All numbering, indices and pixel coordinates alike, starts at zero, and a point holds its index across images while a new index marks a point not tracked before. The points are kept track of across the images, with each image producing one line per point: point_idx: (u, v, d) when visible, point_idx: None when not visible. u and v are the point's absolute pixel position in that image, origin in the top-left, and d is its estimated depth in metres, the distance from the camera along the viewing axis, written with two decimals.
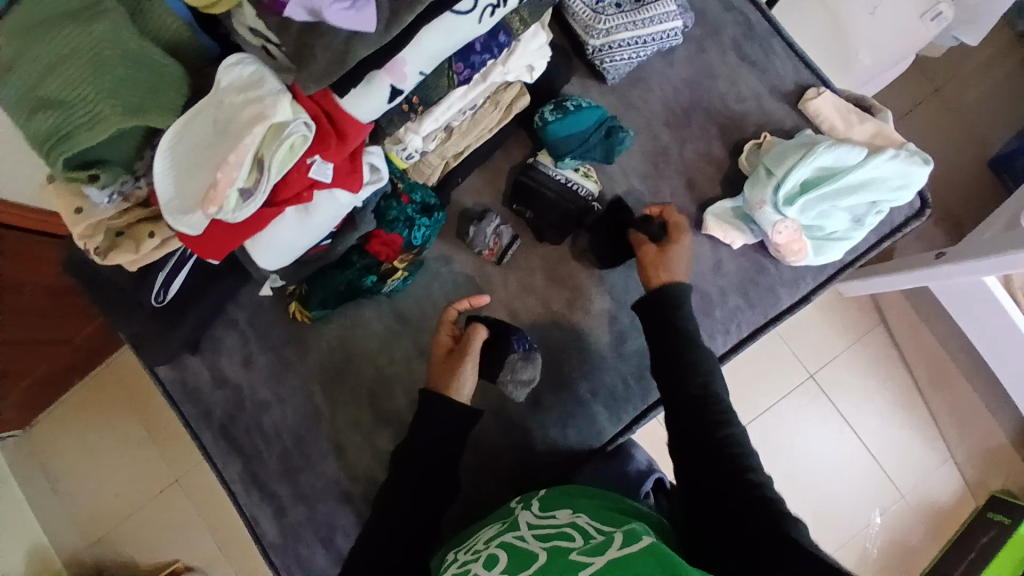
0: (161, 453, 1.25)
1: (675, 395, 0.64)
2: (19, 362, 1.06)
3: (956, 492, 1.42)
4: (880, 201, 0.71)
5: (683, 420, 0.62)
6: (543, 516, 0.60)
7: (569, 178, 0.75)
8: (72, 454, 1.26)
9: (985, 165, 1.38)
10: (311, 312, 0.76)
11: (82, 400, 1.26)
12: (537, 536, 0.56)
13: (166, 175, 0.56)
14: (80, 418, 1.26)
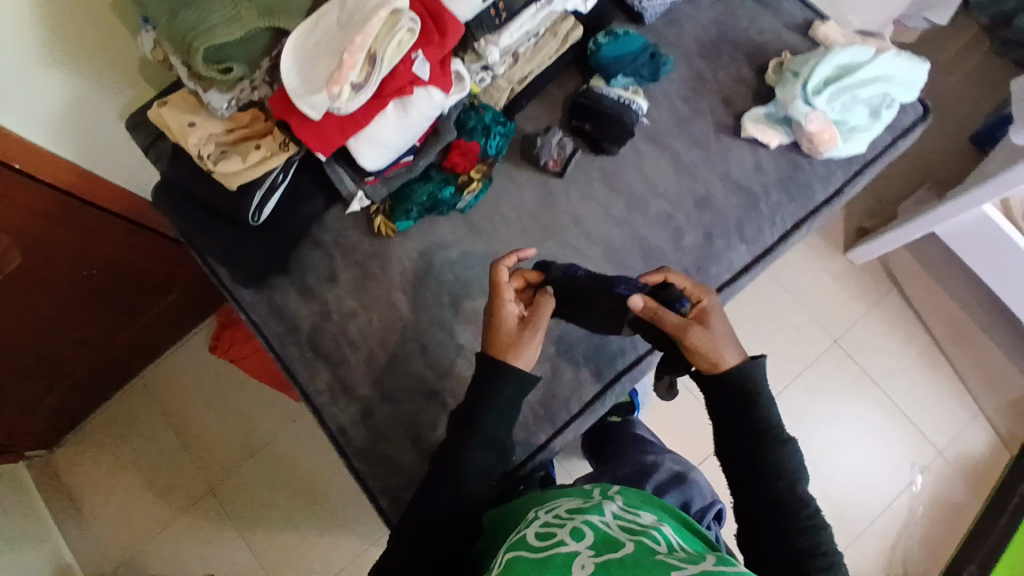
0: (195, 462, 1.40)
1: (740, 448, 0.70)
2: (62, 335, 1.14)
3: (989, 445, 1.40)
4: (891, 93, 0.84)
5: (749, 475, 0.69)
6: (628, 512, 0.67)
7: (620, 95, 0.85)
8: (104, 468, 1.40)
9: (969, 143, 1.48)
10: (396, 224, 0.84)
11: (118, 413, 1.43)
12: (622, 527, 0.63)
13: (293, 62, 0.66)
14: (120, 426, 1.42)
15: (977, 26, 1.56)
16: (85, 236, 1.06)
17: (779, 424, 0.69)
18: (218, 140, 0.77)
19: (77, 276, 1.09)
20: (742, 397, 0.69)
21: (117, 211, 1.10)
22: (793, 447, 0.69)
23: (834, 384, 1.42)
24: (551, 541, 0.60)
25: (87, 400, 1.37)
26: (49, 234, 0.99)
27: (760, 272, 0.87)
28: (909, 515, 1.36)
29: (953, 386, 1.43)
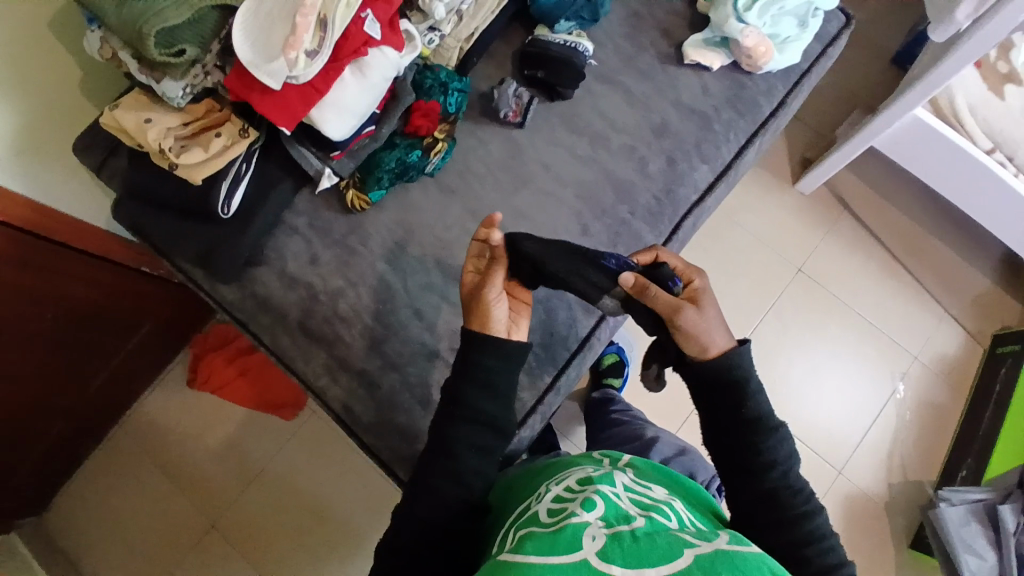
0: (190, 504, 1.34)
1: (730, 441, 0.69)
2: (28, 383, 1.08)
3: (959, 342, 1.44)
4: (814, 2, 0.91)
5: (741, 467, 0.69)
6: (639, 485, 0.67)
7: (565, 39, 0.89)
8: (96, 526, 1.33)
9: (890, 66, 1.57)
10: (369, 195, 0.85)
11: (102, 466, 1.36)
12: (633, 499, 0.62)
13: (245, 35, 0.67)
14: (105, 479, 1.35)
15: None
16: (41, 275, 0.99)
17: (769, 412, 0.69)
18: (176, 134, 0.77)
19: (38, 320, 1.02)
20: (729, 389, 0.68)
21: (72, 244, 1.03)
22: (782, 436, 0.69)
23: (810, 314, 1.44)
24: (563, 514, 0.58)
25: (66, 458, 1.30)
26: (2, 278, 0.91)
27: (725, 188, 0.91)
28: (899, 423, 1.39)
29: (916, 294, 1.46)
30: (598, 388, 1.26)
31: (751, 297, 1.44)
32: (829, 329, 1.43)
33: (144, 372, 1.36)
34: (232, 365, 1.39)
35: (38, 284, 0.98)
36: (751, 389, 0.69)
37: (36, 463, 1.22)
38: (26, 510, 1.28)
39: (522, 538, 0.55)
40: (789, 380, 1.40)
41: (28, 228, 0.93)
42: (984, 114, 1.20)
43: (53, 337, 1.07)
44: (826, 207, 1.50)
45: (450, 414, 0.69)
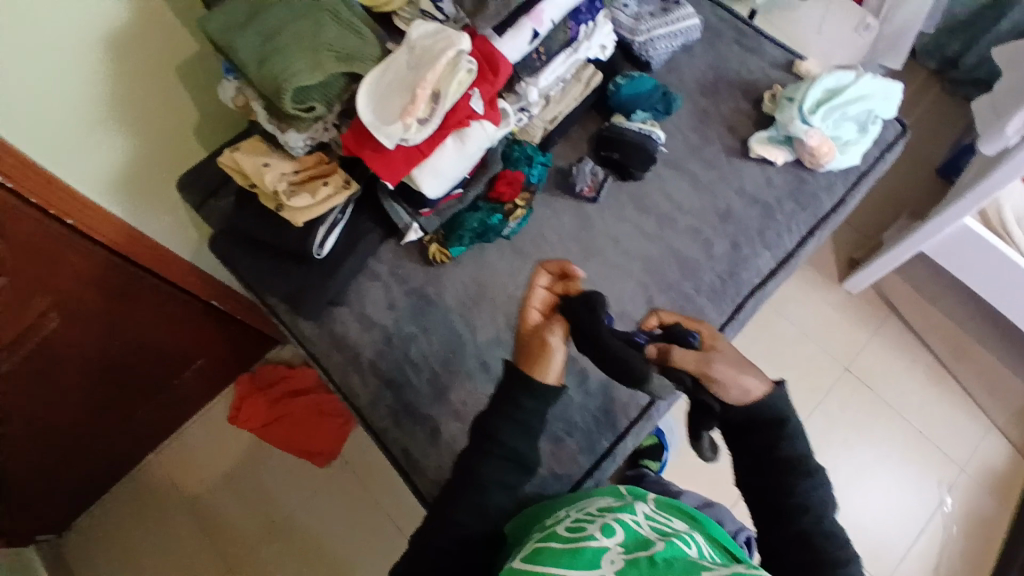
0: (210, 544, 1.32)
1: (761, 481, 0.69)
2: (85, 399, 1.12)
3: (1009, 457, 1.39)
4: (873, 110, 0.99)
5: (771, 507, 0.68)
6: (660, 514, 0.67)
7: (640, 127, 0.97)
8: (109, 560, 1.31)
9: (934, 176, 1.62)
10: (450, 249, 0.91)
11: (127, 497, 1.35)
12: (654, 527, 0.63)
13: (368, 102, 0.76)
14: (130, 513, 1.34)
15: (925, 73, 1.75)
16: (119, 299, 1.05)
17: (806, 455, 0.69)
18: (289, 179, 0.84)
19: (106, 343, 1.07)
20: (763, 427, 0.69)
21: (149, 267, 1.08)
22: (817, 481, 0.67)
23: (853, 413, 1.42)
24: (582, 535, 0.60)
25: (98, 483, 1.31)
26: (68, 290, 0.96)
27: (785, 275, 0.96)
28: (945, 536, 1.33)
29: (962, 401, 1.44)
30: (634, 467, 1.21)
31: (795, 387, 1.43)
32: (874, 431, 1.40)
33: (188, 406, 1.37)
34: (274, 407, 1.40)
35: (108, 304, 1.04)
36: (787, 432, 0.69)
37: (75, 482, 1.24)
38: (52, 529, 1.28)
39: (538, 552, 0.59)
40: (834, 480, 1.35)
41: (115, 250, 1.01)
42: None
43: (120, 360, 1.13)
44: (871, 306, 1.52)
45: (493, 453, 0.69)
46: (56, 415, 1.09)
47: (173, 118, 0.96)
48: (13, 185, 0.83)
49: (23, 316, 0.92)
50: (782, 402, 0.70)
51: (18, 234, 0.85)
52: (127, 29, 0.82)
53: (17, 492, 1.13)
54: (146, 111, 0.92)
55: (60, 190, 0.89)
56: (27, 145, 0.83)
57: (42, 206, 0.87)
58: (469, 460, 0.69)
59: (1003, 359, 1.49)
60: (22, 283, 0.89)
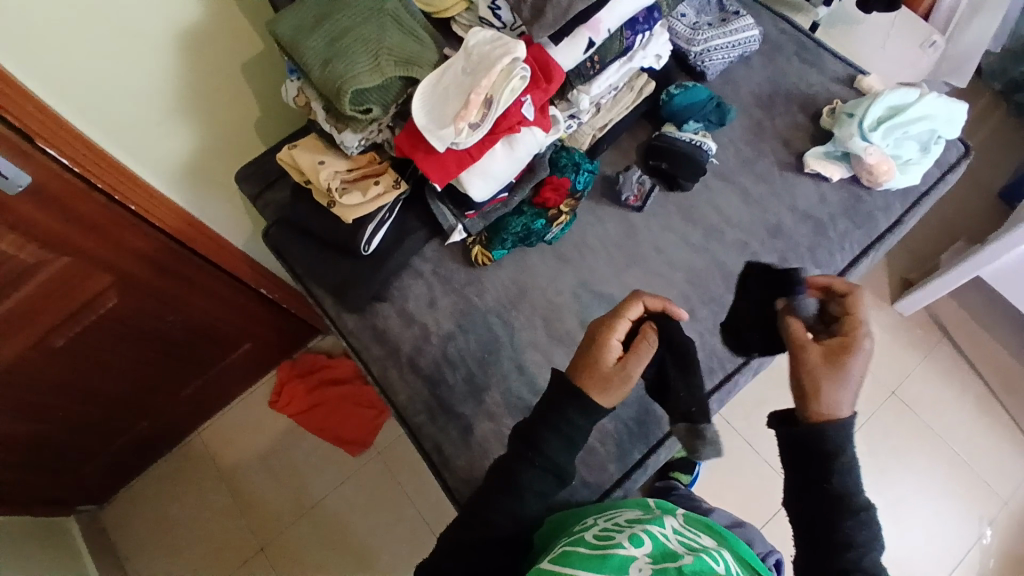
0: (246, 522, 1.37)
1: (808, 511, 0.68)
2: (136, 374, 1.17)
3: None
4: (937, 129, 0.96)
5: (815, 539, 0.67)
6: (689, 530, 0.66)
7: (691, 138, 0.96)
8: (150, 529, 1.37)
9: (997, 199, 1.55)
10: (493, 252, 0.92)
11: (170, 470, 1.42)
12: (681, 542, 0.63)
13: (423, 106, 0.78)
14: (170, 487, 1.40)
15: (990, 93, 1.67)
16: (174, 282, 1.10)
17: (855, 491, 0.67)
18: (342, 177, 0.87)
19: (159, 322, 1.12)
20: (819, 459, 0.66)
21: (204, 254, 1.13)
22: (866, 518, 0.66)
23: (896, 440, 1.36)
24: (609, 543, 0.61)
25: (140, 456, 1.37)
26: (127, 271, 1.01)
27: None
28: (982, 573, 1.27)
29: (1014, 436, 1.36)
30: (663, 479, 1.20)
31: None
32: (918, 460, 1.34)
33: (230, 388, 1.42)
34: (313, 394, 1.44)
35: (165, 286, 1.09)
36: (841, 468, 0.66)
37: (121, 451, 1.30)
38: (97, 495, 1.35)
39: (565, 555, 0.60)
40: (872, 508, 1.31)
41: (174, 236, 1.05)
42: None
43: (171, 340, 1.18)
44: (923, 330, 1.46)
45: (525, 456, 0.70)
46: (108, 387, 1.15)
47: (236, 112, 1.00)
48: (80, 170, 0.87)
49: (84, 294, 0.97)
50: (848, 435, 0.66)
51: (85, 216, 0.90)
52: (199, 27, 0.86)
53: (69, 456, 1.20)
54: (210, 104, 0.96)
55: (125, 177, 0.93)
56: (95, 131, 0.88)
57: (108, 191, 0.92)
58: (512, 464, 0.70)
59: None
60: (83, 263, 0.93)
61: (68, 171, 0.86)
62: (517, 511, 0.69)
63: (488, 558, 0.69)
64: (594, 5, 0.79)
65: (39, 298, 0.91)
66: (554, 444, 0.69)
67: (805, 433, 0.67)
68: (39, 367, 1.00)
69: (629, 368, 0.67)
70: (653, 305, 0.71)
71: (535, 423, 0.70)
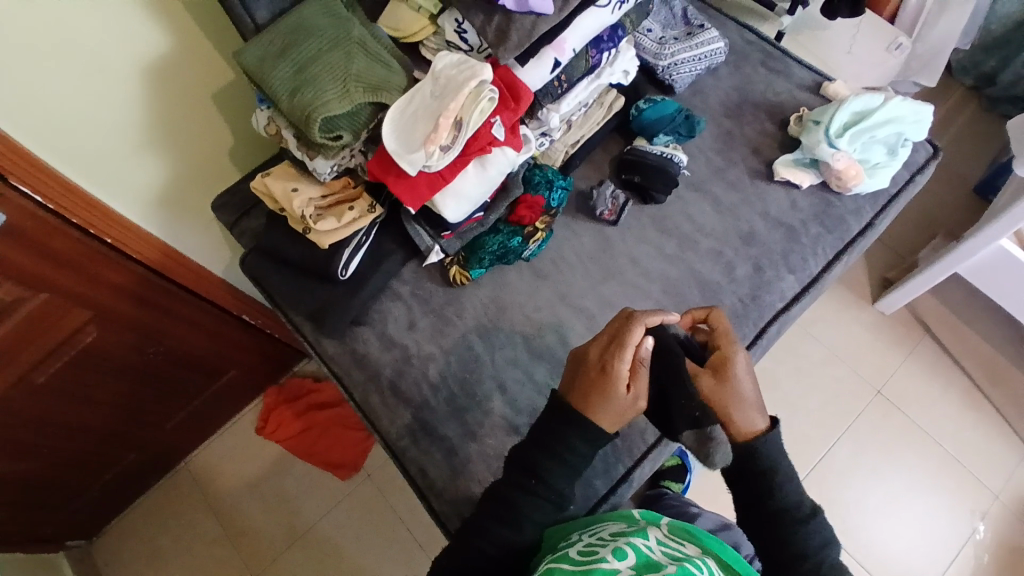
0: (236, 552, 1.34)
1: (756, 529, 0.72)
2: (119, 408, 1.16)
3: None
4: (903, 132, 0.98)
5: (769, 554, 0.71)
6: (673, 540, 0.66)
7: (662, 150, 0.97)
8: (138, 564, 1.34)
9: (972, 194, 1.58)
10: (471, 271, 0.92)
11: (157, 503, 1.39)
12: (665, 553, 0.62)
13: (393, 131, 0.78)
14: (158, 520, 1.38)
15: (961, 89, 1.71)
16: (154, 313, 1.09)
17: (797, 502, 0.70)
18: (316, 204, 0.87)
19: (141, 354, 1.11)
20: (754, 477, 0.70)
21: (183, 284, 1.12)
22: (814, 525, 0.70)
23: (884, 437, 1.37)
24: (593, 558, 0.61)
25: (127, 490, 1.34)
26: (106, 305, 1.00)
27: (810, 300, 0.95)
28: (977, 566, 1.27)
29: (1000, 428, 1.38)
30: (653, 488, 1.18)
31: (823, 410, 1.39)
32: (907, 457, 1.35)
33: (217, 416, 1.40)
34: (300, 419, 1.43)
35: (145, 318, 1.08)
36: (776, 483, 0.70)
37: (106, 487, 1.28)
38: (84, 532, 1.33)
39: (548, 573, 0.60)
40: (865, 506, 1.31)
41: (151, 267, 1.04)
42: None
43: (153, 371, 1.17)
44: (905, 326, 1.47)
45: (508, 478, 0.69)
46: (91, 423, 1.13)
47: (209, 140, 1.00)
48: (54, 207, 0.86)
49: (61, 330, 0.95)
50: (776, 452, 0.69)
51: (61, 252, 0.89)
52: (168, 57, 0.86)
53: (52, 495, 1.18)
54: (183, 133, 0.96)
55: (98, 212, 0.92)
56: (66, 166, 0.87)
57: (83, 226, 0.91)
58: (505, 495, 0.70)
59: None
60: (61, 299, 0.92)
61: (43, 209, 0.85)
62: (508, 533, 0.69)
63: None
64: (557, 26, 0.81)
65: (15, 336, 0.89)
66: (543, 465, 0.69)
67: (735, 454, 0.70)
68: (18, 407, 0.98)
69: (639, 399, 0.67)
70: (650, 323, 0.69)
71: (533, 448, 0.70)
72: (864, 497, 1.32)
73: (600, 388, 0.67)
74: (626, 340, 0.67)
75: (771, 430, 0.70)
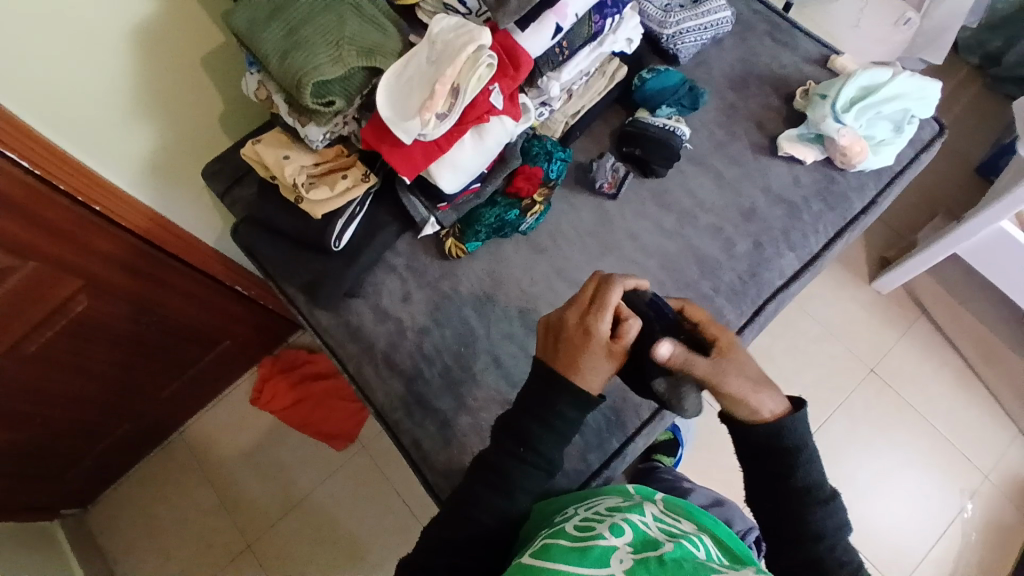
0: (233, 521, 1.35)
1: (772, 507, 0.69)
2: (112, 378, 1.15)
3: None
4: (910, 109, 0.96)
5: (780, 534, 0.69)
6: (669, 516, 0.66)
7: (664, 123, 0.95)
8: (134, 533, 1.35)
9: (974, 174, 1.56)
10: (467, 244, 0.91)
11: (152, 473, 1.39)
12: (661, 529, 0.62)
13: (388, 97, 0.76)
14: (153, 488, 1.38)
15: (967, 67, 1.67)
16: (146, 283, 1.07)
17: (820, 482, 0.68)
18: (308, 172, 0.85)
19: (133, 325, 1.10)
20: (777, 455, 0.68)
21: (175, 253, 1.10)
22: (832, 508, 0.67)
23: (877, 416, 1.38)
24: (590, 534, 0.61)
25: (122, 460, 1.34)
26: (96, 275, 0.98)
27: (809, 277, 0.94)
28: (963, 543, 1.29)
29: (991, 409, 1.39)
30: (646, 462, 1.19)
31: (816, 389, 1.40)
32: (899, 435, 1.37)
33: (210, 387, 1.40)
34: (294, 390, 1.42)
35: (136, 288, 1.06)
36: (801, 462, 0.68)
37: (100, 455, 1.28)
38: (79, 500, 1.33)
39: (547, 548, 0.60)
40: (856, 483, 1.33)
41: (142, 235, 1.02)
42: None
43: (146, 342, 1.15)
44: (901, 307, 1.47)
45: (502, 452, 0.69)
46: (84, 393, 1.12)
47: (198, 105, 0.97)
48: (42, 173, 0.84)
49: (52, 300, 0.94)
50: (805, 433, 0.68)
51: (49, 219, 0.87)
52: (155, 19, 0.82)
53: (46, 463, 1.18)
54: (171, 98, 0.92)
55: (87, 179, 0.90)
56: (52, 131, 0.85)
57: (71, 193, 0.89)
58: (493, 461, 0.70)
59: None
60: (51, 268, 0.90)
61: (29, 175, 0.83)
62: (502, 506, 0.69)
63: (473, 551, 0.69)
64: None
65: (4, 306, 0.87)
66: (538, 439, 0.68)
67: (758, 434, 0.69)
68: (10, 376, 0.97)
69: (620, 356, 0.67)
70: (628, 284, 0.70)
71: (518, 420, 0.69)
72: (855, 474, 1.34)
73: (581, 351, 0.67)
74: (606, 301, 0.67)
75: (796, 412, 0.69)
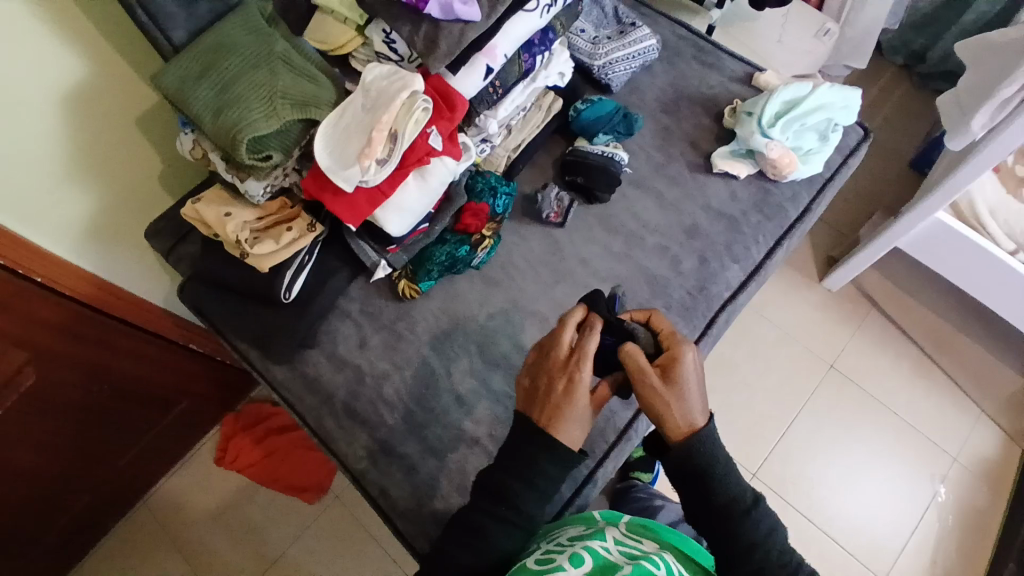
0: None
1: (708, 526, 0.70)
2: (64, 452, 1.09)
3: (998, 445, 1.40)
4: (833, 119, 1.01)
5: (722, 551, 0.69)
6: (630, 537, 0.66)
7: (603, 149, 0.98)
8: None
9: (909, 172, 1.64)
10: (419, 284, 0.91)
11: (115, 546, 1.32)
12: (623, 552, 0.62)
13: (326, 147, 0.76)
14: (118, 565, 1.31)
15: (890, 70, 1.78)
16: (95, 348, 1.03)
17: (740, 493, 0.70)
18: (252, 227, 0.84)
19: (85, 393, 1.05)
20: (694, 478, 0.69)
21: (123, 315, 1.07)
22: (757, 515, 0.69)
23: (841, 411, 1.42)
24: (551, 566, 0.60)
25: (82, 539, 1.27)
26: (39, 346, 0.93)
27: (755, 287, 0.97)
28: (941, 529, 1.32)
29: (952, 394, 1.44)
30: (624, 481, 1.19)
31: (782, 391, 1.43)
32: (863, 429, 1.40)
33: (173, 450, 1.35)
34: (260, 446, 1.38)
35: (84, 354, 1.02)
36: (717, 478, 0.69)
37: (58, 537, 1.20)
38: None
39: None
40: (830, 481, 1.36)
41: (87, 301, 0.99)
42: (1005, 217, 1.22)
43: (101, 410, 1.11)
44: (853, 305, 1.52)
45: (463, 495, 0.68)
46: (36, 473, 1.06)
47: (137, 166, 0.95)
48: None
49: None
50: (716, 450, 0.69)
51: None
52: (84, 85, 0.81)
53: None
54: (107, 160, 0.91)
55: (24, 249, 0.87)
56: None
57: (10, 266, 0.85)
58: None
59: (984, 348, 1.50)
60: None
61: None
62: (470, 550, 0.68)
63: None
64: (487, 32, 0.80)
65: None
66: (509, 486, 0.67)
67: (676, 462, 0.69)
68: None
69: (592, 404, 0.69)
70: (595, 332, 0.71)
71: None
72: (828, 471, 1.36)
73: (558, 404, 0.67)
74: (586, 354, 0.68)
75: (709, 424, 0.69)
